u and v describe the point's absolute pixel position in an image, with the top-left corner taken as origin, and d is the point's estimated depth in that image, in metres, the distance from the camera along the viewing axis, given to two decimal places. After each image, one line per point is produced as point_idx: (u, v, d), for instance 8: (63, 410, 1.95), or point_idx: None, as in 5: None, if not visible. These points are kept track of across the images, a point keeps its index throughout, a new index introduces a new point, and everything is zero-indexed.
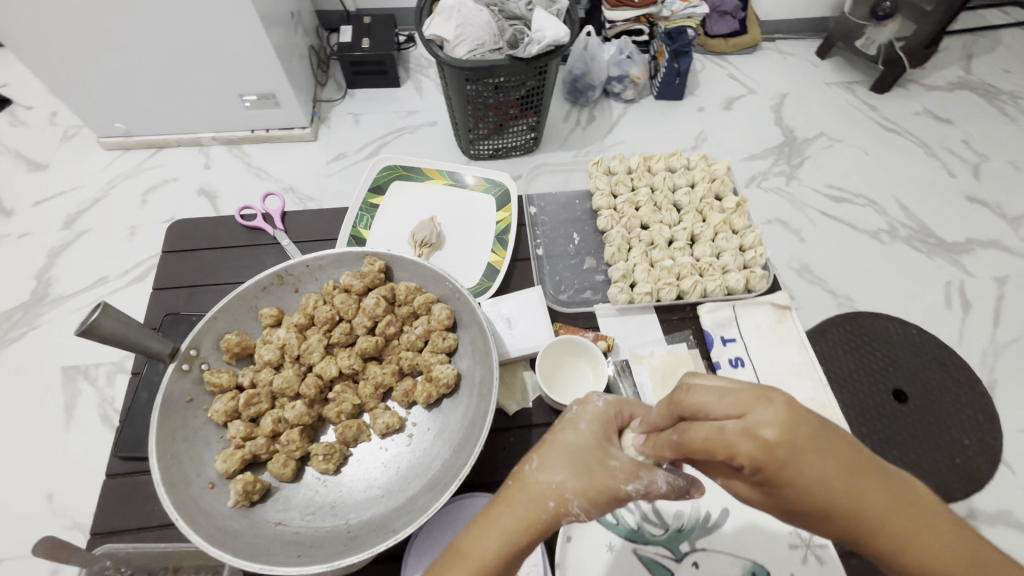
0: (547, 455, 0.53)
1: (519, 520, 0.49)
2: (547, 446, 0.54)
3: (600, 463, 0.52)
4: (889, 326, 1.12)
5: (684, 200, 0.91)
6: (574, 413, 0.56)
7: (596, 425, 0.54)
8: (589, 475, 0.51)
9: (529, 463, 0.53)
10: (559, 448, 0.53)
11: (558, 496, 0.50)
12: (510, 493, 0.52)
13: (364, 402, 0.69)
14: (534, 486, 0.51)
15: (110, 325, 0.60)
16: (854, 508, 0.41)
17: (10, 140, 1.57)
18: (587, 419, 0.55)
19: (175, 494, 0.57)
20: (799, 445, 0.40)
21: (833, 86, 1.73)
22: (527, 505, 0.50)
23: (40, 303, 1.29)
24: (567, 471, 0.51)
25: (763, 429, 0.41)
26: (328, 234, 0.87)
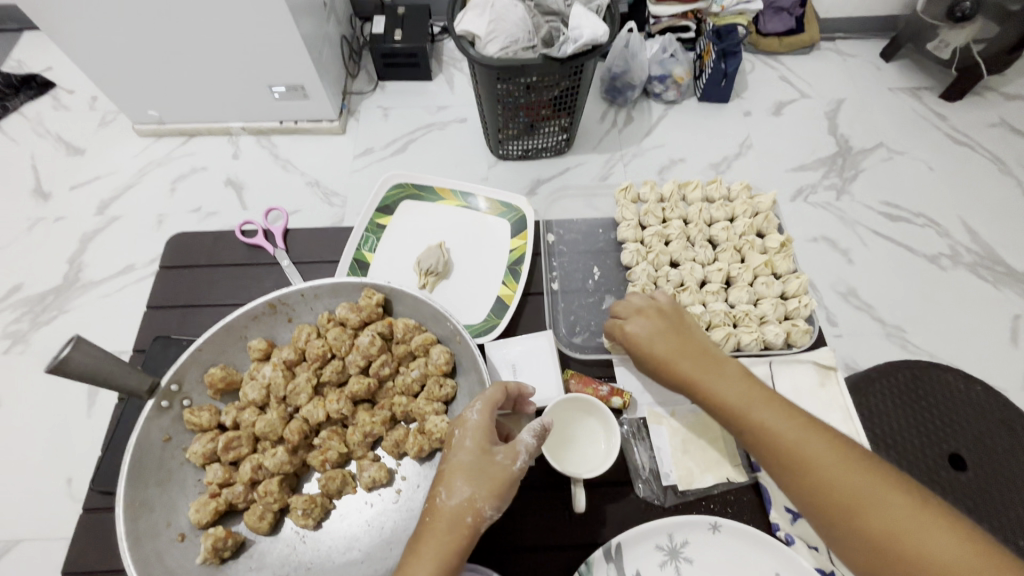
0: (448, 479, 0.51)
1: (446, 547, 0.48)
2: (447, 471, 0.52)
3: (496, 464, 0.52)
4: (950, 380, 0.94)
5: (721, 235, 0.82)
6: (458, 433, 0.55)
7: (476, 436, 0.53)
8: (491, 481, 0.51)
9: (435, 491, 0.51)
10: (457, 467, 0.52)
11: (470, 509, 0.49)
12: (427, 525, 0.50)
13: (351, 450, 0.64)
14: (449, 513, 0.49)
15: (85, 361, 0.55)
16: (789, 441, 0.52)
17: (51, 123, 1.58)
18: (470, 434, 0.54)
19: (139, 550, 0.53)
20: (692, 346, 0.61)
21: (897, 91, 1.56)
22: (442, 528, 0.49)
23: (71, 287, 1.30)
24: (469, 484, 0.50)
25: (669, 332, 0.63)
26: (329, 256, 0.82)
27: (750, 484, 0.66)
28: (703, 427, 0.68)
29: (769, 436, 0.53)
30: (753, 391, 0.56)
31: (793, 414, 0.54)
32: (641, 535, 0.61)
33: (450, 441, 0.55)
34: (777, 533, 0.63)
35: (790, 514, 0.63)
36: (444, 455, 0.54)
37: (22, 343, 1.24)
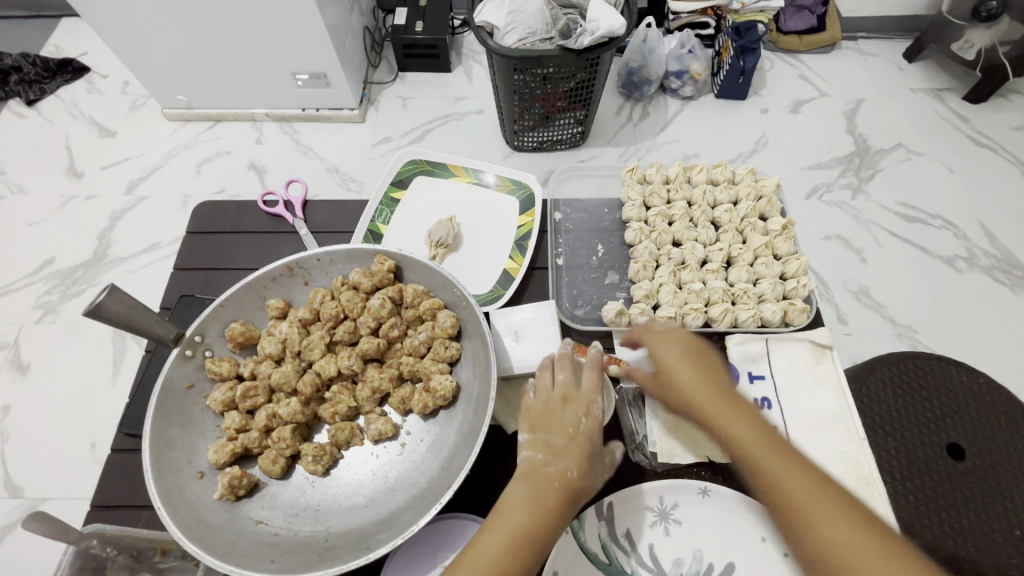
0: (578, 458, 0.55)
1: (558, 515, 0.53)
2: (576, 451, 0.56)
3: (607, 464, 0.58)
4: (951, 371, 0.91)
5: (723, 217, 0.84)
6: (588, 421, 0.58)
7: (592, 425, 0.58)
8: (601, 476, 0.57)
9: (553, 460, 0.55)
10: (587, 452, 0.56)
11: (584, 490, 0.55)
12: (536, 488, 0.53)
13: (360, 404, 0.68)
14: (571, 486, 0.54)
15: (117, 308, 0.59)
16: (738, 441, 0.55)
17: (85, 106, 1.65)
18: (592, 423, 0.58)
19: (162, 482, 0.57)
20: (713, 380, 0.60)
21: (919, 92, 1.55)
22: (563, 499, 0.53)
23: (100, 262, 1.37)
24: (591, 468, 0.56)
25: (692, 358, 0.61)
26: (345, 227, 0.86)
27: None
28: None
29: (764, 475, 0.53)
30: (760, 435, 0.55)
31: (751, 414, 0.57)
32: (632, 495, 0.63)
33: (566, 419, 0.58)
34: None
35: None
36: (564, 433, 0.56)
37: (53, 314, 1.30)
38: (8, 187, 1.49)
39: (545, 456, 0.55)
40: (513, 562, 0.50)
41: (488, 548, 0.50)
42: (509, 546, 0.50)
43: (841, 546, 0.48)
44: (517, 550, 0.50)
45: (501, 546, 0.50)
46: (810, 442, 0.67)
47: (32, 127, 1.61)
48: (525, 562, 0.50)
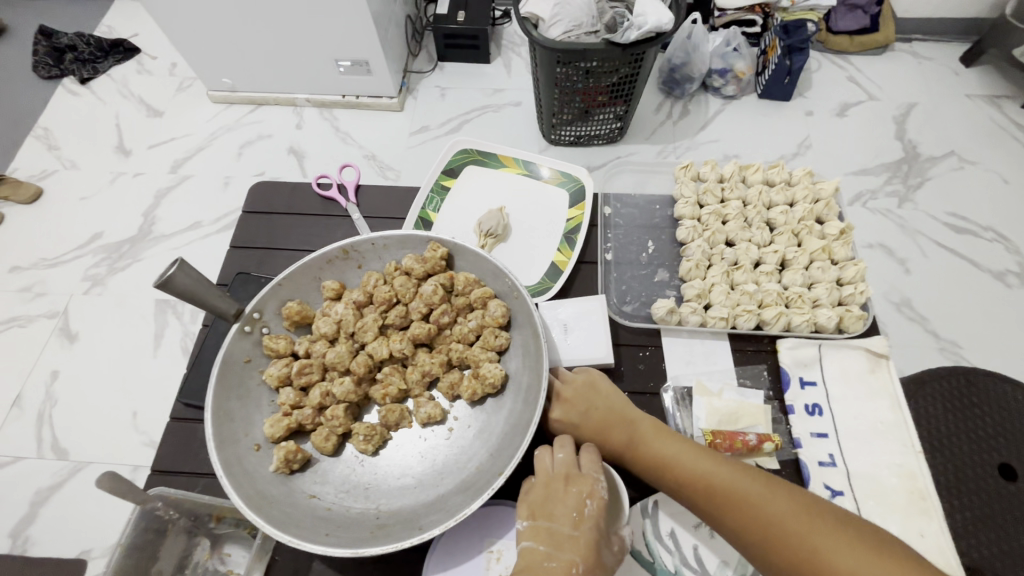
0: (581, 550, 0.54)
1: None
2: (581, 539, 0.55)
3: (614, 556, 0.56)
4: (1006, 389, 0.87)
5: (779, 219, 0.82)
6: (592, 504, 0.57)
7: (595, 511, 0.57)
8: (607, 573, 0.55)
9: (556, 554, 0.54)
10: (591, 544, 0.55)
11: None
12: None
13: (410, 387, 0.69)
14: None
15: (185, 281, 0.61)
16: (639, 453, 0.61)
17: (135, 86, 1.70)
18: (596, 509, 0.57)
19: (223, 452, 0.59)
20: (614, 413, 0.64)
21: (975, 98, 1.49)
22: None
23: (145, 238, 1.41)
24: (598, 562, 0.54)
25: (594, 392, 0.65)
26: (396, 213, 0.87)
27: (789, 461, 0.67)
28: (747, 400, 0.69)
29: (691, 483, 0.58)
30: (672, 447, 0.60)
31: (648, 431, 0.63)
32: None
33: (568, 503, 0.57)
34: None
35: (829, 490, 0.64)
36: (568, 520, 0.55)
37: (100, 285, 1.34)
38: (61, 163, 1.55)
39: (548, 550, 0.54)
40: None
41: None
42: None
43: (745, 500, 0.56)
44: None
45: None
46: (862, 451, 0.66)
47: (84, 105, 1.66)
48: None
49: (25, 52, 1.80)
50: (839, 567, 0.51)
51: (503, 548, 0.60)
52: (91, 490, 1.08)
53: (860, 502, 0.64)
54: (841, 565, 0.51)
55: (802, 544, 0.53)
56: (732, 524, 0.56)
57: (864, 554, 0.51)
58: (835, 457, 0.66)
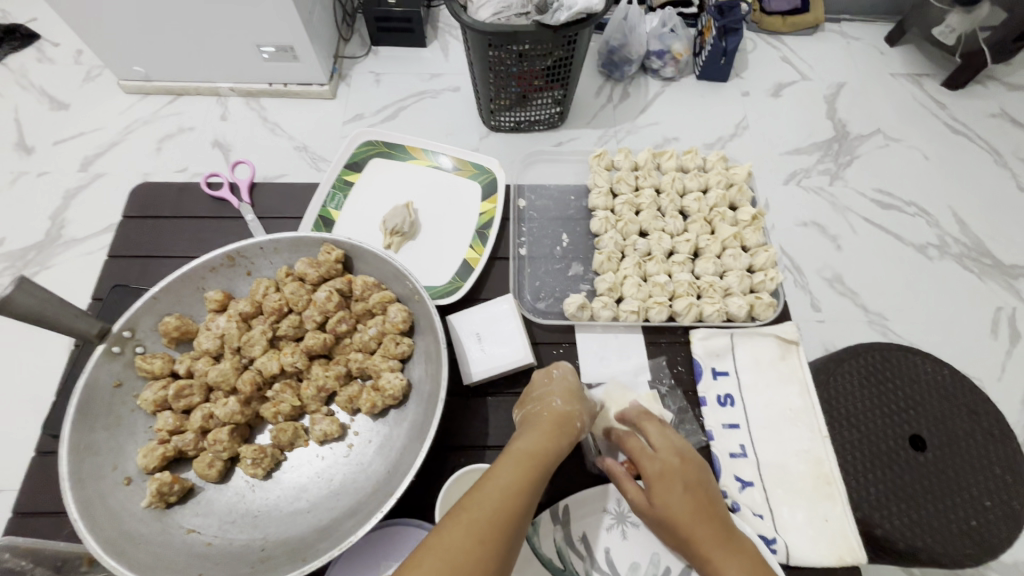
0: (553, 395, 0.61)
1: (560, 439, 0.56)
2: (554, 392, 0.62)
3: (591, 406, 0.63)
4: (917, 362, 0.89)
5: (692, 206, 0.81)
6: (560, 369, 0.65)
7: (564, 375, 0.64)
8: (588, 413, 0.61)
9: (539, 406, 0.61)
10: (567, 388, 0.62)
11: (576, 419, 0.59)
12: (534, 426, 0.57)
13: (304, 404, 0.64)
14: (562, 416, 0.58)
15: (27, 302, 0.54)
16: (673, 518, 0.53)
17: (35, 76, 1.54)
18: (563, 374, 0.65)
19: (82, 490, 0.53)
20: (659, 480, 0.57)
21: (899, 77, 1.53)
22: (554, 427, 0.57)
23: (53, 244, 1.29)
24: (571, 400, 0.61)
25: (688, 464, 0.57)
26: (294, 213, 0.81)
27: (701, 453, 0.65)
28: (629, 389, 0.68)
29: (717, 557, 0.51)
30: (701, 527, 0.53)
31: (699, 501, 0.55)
32: (587, 497, 0.62)
33: (541, 378, 0.65)
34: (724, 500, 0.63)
35: (738, 482, 0.64)
36: (542, 381, 0.63)
37: None
38: None
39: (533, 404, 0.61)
40: (527, 482, 0.50)
41: (509, 469, 0.50)
42: (525, 464, 0.51)
43: None
44: (532, 466, 0.51)
45: (519, 469, 0.51)
46: (772, 440, 0.66)
47: None
48: (540, 479, 0.51)
49: None
50: None
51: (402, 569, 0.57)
52: None
53: (768, 492, 0.64)
54: None
55: None
56: None
57: None
58: (745, 447, 0.66)
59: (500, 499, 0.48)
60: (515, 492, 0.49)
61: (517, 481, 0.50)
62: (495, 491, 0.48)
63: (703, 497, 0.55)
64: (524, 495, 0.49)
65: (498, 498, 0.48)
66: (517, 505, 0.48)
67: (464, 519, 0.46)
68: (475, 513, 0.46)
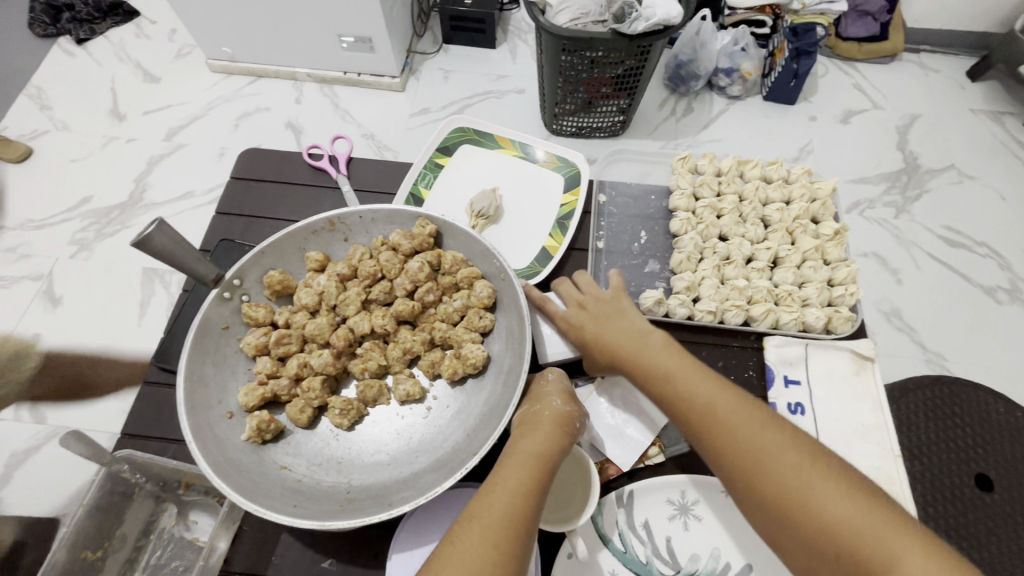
0: (549, 395, 0.62)
1: (563, 437, 0.57)
2: (552, 393, 0.62)
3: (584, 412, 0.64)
4: (988, 401, 0.86)
5: (774, 216, 0.82)
6: (553, 374, 0.66)
7: (558, 382, 0.65)
8: (584, 416, 0.62)
9: (539, 404, 0.61)
10: (562, 390, 0.63)
11: (576, 418, 0.60)
12: (536, 424, 0.58)
13: (390, 364, 0.68)
14: (563, 415, 0.59)
15: (164, 242, 0.59)
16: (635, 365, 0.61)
17: (131, 49, 1.65)
18: (555, 379, 0.65)
19: (194, 417, 0.58)
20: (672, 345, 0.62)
21: (978, 114, 1.49)
22: (553, 424, 0.58)
23: (135, 206, 1.38)
24: (567, 400, 0.62)
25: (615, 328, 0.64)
26: (387, 188, 0.85)
27: None
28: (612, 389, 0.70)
29: (764, 464, 0.51)
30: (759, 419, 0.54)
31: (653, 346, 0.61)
32: (653, 485, 0.63)
33: (535, 384, 0.65)
34: None
35: None
36: (538, 382, 0.64)
37: (87, 250, 1.31)
38: (52, 123, 1.51)
39: (530, 404, 0.62)
40: (536, 483, 0.52)
41: (515, 474, 0.52)
42: (531, 465, 0.53)
43: (753, 445, 0.52)
44: (537, 468, 0.53)
45: (525, 470, 0.53)
46: (842, 454, 0.66)
47: (80, 65, 1.62)
48: (548, 478, 0.53)
49: (19, 6, 1.73)
50: (791, 481, 0.50)
51: None
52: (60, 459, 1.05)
53: None
54: (811, 486, 0.49)
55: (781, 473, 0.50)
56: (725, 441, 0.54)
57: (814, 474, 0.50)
58: None
59: (510, 501, 0.50)
60: (523, 496, 0.51)
61: (525, 481, 0.52)
62: (504, 495, 0.50)
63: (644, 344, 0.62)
64: (534, 495, 0.51)
65: (504, 502, 0.50)
66: (524, 506, 0.50)
67: (477, 525, 0.49)
68: (486, 519, 0.49)
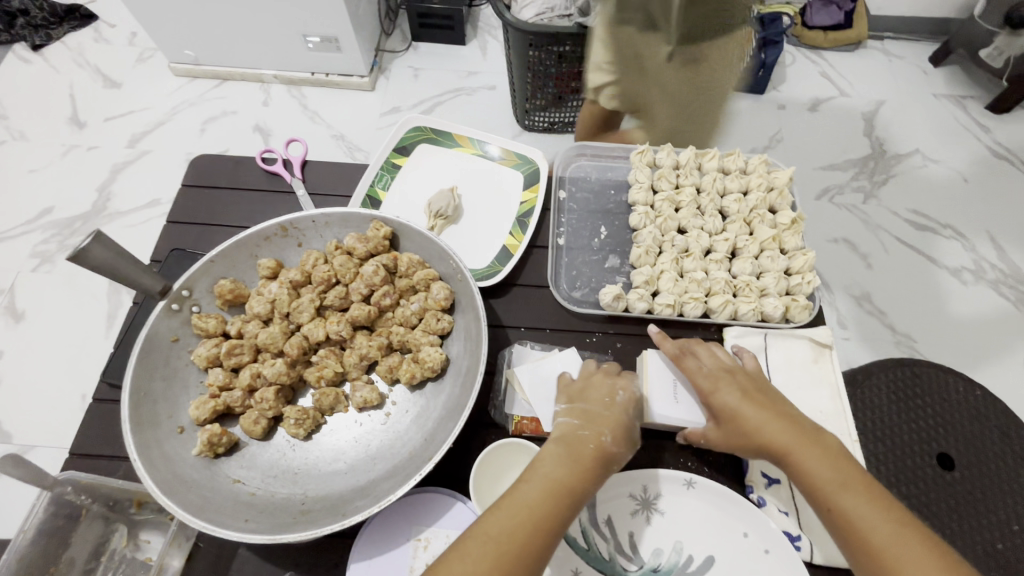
0: (609, 424, 0.57)
1: (595, 480, 0.54)
2: (611, 418, 0.58)
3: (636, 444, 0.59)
4: (948, 381, 0.88)
5: (732, 207, 0.83)
6: (624, 394, 0.60)
7: (626, 404, 0.60)
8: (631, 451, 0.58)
9: (592, 429, 0.57)
10: (623, 420, 0.58)
11: (620, 459, 0.56)
12: (574, 452, 0.55)
13: (346, 370, 0.66)
14: (606, 453, 0.55)
15: (102, 254, 0.57)
16: (735, 415, 0.60)
17: (90, 55, 1.60)
18: (627, 398, 0.60)
19: (141, 433, 0.57)
20: (765, 398, 0.61)
21: (941, 98, 1.51)
22: (590, 461, 0.54)
23: (98, 215, 1.34)
24: (624, 435, 0.57)
25: (725, 374, 0.63)
26: (344, 191, 0.84)
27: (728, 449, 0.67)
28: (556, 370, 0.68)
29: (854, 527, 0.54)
30: (852, 479, 0.56)
31: (758, 399, 0.61)
32: (615, 480, 0.63)
33: (603, 390, 0.60)
34: (750, 495, 0.64)
35: (766, 478, 0.64)
36: (603, 397, 0.59)
37: (49, 263, 1.27)
38: (9, 133, 1.46)
39: (581, 421, 0.57)
40: (550, 516, 0.51)
41: (529, 496, 0.52)
42: (543, 496, 0.52)
43: (862, 516, 0.54)
44: (555, 502, 0.52)
45: (537, 501, 0.51)
46: None
47: (35, 72, 1.56)
48: (560, 512, 0.52)
49: None
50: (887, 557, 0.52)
51: (430, 536, 0.58)
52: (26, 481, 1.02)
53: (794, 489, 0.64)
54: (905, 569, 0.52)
55: (880, 543, 0.53)
56: (832, 512, 0.55)
57: (914, 551, 0.52)
58: None
59: (523, 529, 0.50)
60: (537, 531, 0.50)
61: (536, 504, 0.51)
62: (518, 521, 0.50)
63: (755, 395, 0.62)
64: (547, 530, 0.50)
65: (506, 527, 0.50)
66: (526, 536, 0.50)
67: (488, 550, 0.49)
68: (500, 546, 0.49)
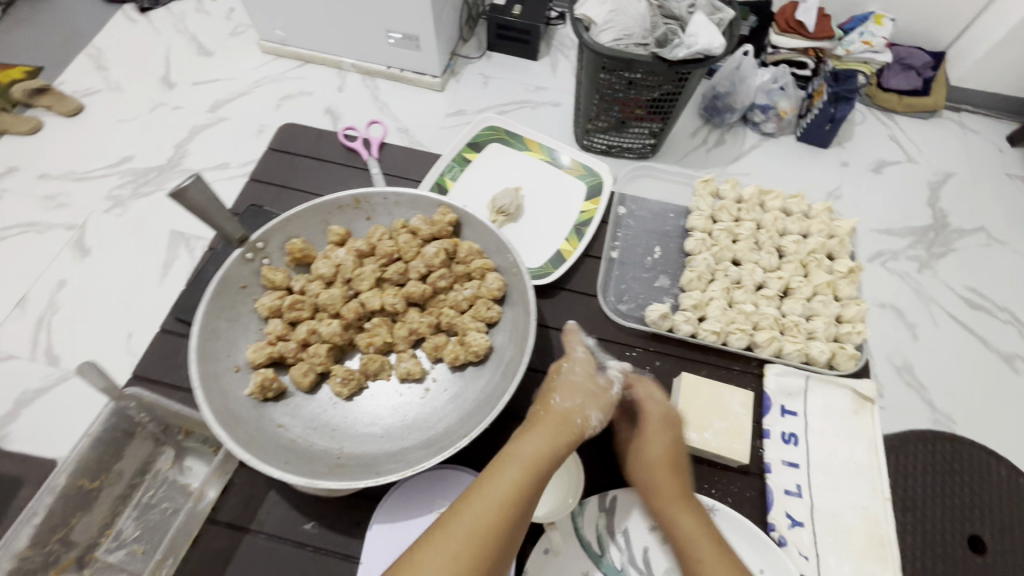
0: (561, 389, 0.61)
1: (561, 441, 0.56)
2: (562, 387, 0.61)
3: (604, 399, 0.61)
4: (987, 463, 0.85)
5: (790, 247, 0.83)
6: (569, 364, 0.64)
7: (580, 368, 0.63)
8: (598, 408, 0.60)
9: (545, 402, 0.60)
10: (574, 383, 0.61)
11: (579, 415, 0.59)
12: (536, 424, 0.57)
13: (394, 342, 0.70)
14: (568, 416, 0.58)
15: (198, 198, 0.62)
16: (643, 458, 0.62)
17: (189, 23, 1.72)
18: (578, 364, 0.63)
19: (203, 366, 0.61)
20: (680, 457, 0.63)
21: (1015, 179, 1.47)
22: (551, 425, 0.57)
23: (173, 169, 1.43)
24: (579, 395, 0.60)
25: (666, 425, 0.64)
26: (414, 176, 0.88)
27: (755, 483, 0.66)
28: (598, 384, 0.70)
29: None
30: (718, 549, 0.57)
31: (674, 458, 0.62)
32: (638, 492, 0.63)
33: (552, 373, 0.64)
34: (771, 533, 0.63)
35: (789, 519, 0.63)
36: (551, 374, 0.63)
37: (121, 207, 1.36)
38: (106, 83, 1.57)
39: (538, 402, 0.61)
40: (519, 493, 0.52)
41: (499, 479, 0.52)
42: (521, 472, 0.53)
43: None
44: (525, 478, 0.53)
45: (516, 476, 0.52)
46: (830, 488, 0.66)
47: (139, 32, 1.69)
48: (531, 487, 0.52)
49: None
50: None
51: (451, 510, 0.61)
52: (65, 404, 1.08)
53: (817, 536, 0.63)
54: None
55: None
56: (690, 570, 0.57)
57: None
58: (802, 488, 0.65)
59: (490, 508, 0.51)
60: (506, 507, 0.51)
61: (508, 486, 0.52)
62: (486, 501, 0.51)
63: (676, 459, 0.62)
64: (517, 506, 0.51)
65: (488, 509, 0.51)
66: (510, 511, 0.51)
67: (460, 532, 0.49)
68: (474, 528, 0.50)
